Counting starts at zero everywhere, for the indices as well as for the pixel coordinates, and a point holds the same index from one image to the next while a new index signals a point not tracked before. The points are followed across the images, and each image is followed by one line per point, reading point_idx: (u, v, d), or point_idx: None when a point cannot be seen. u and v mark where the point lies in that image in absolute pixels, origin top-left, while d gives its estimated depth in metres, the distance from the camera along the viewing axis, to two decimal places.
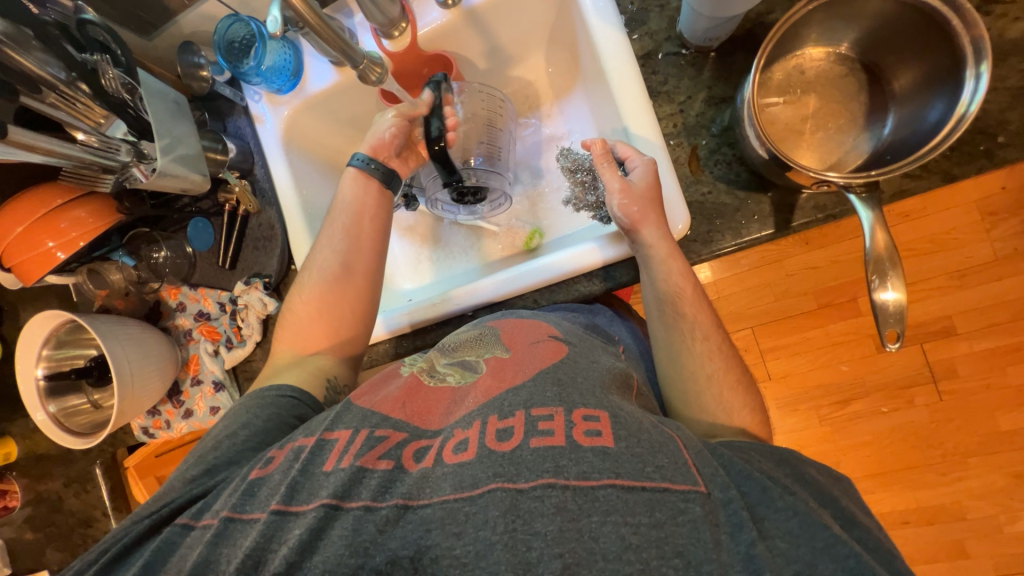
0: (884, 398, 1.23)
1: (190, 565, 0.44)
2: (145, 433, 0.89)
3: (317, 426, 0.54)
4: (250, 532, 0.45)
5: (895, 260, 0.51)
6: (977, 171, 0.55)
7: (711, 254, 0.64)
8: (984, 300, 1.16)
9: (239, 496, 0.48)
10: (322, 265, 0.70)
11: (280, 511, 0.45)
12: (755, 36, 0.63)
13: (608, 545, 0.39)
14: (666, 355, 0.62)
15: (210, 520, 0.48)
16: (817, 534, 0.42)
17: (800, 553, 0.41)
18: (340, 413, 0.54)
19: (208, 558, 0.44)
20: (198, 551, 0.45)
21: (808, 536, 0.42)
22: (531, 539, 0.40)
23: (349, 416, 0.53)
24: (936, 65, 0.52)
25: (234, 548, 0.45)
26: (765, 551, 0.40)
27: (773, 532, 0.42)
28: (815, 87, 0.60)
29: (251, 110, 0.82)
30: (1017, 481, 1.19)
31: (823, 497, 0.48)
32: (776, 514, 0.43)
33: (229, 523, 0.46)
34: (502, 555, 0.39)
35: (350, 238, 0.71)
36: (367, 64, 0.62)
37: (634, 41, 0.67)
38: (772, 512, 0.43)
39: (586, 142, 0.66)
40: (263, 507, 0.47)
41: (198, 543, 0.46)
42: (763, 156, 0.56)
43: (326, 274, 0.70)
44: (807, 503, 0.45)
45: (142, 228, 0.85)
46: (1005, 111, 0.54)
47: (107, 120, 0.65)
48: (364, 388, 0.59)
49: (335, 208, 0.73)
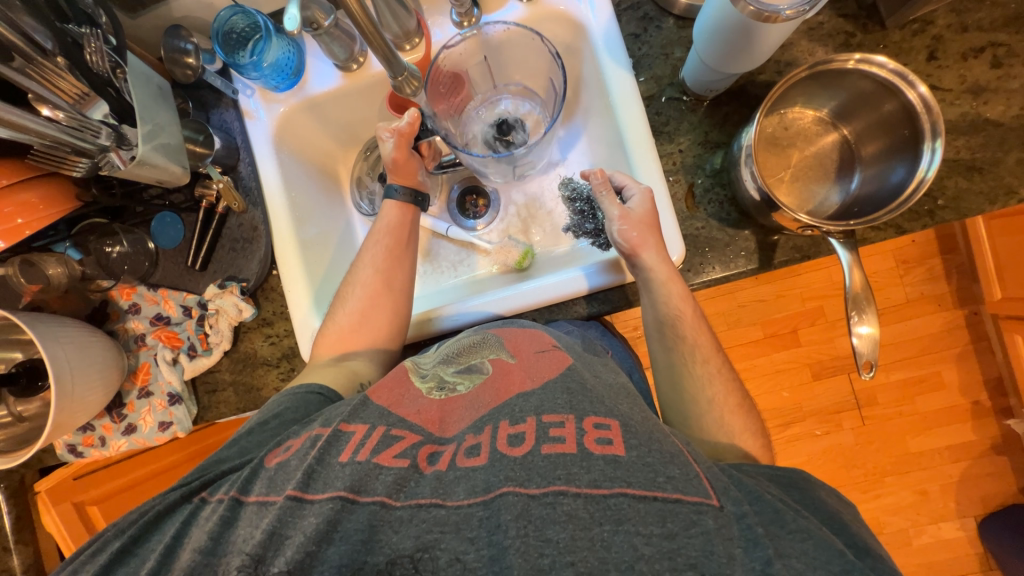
0: (818, 422, 1.35)
1: (199, 544, 0.43)
2: (70, 451, 0.77)
3: (335, 417, 0.52)
4: (267, 515, 0.43)
5: (868, 298, 0.59)
6: (922, 227, 0.63)
7: (700, 281, 0.69)
8: (900, 336, 1.33)
9: (244, 479, 0.48)
10: (364, 279, 0.73)
11: (296, 497, 0.43)
12: (746, 92, 0.70)
13: (620, 555, 0.38)
14: (669, 377, 0.66)
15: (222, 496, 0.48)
16: (833, 558, 0.41)
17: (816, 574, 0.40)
18: (356, 407, 0.53)
19: (220, 540, 0.43)
20: (207, 532, 0.44)
21: (824, 558, 0.41)
22: (542, 545, 0.38)
23: (368, 411, 0.52)
24: (898, 137, 0.61)
25: (244, 532, 0.43)
26: (781, 567, 0.39)
27: (790, 551, 0.41)
28: (796, 142, 0.68)
29: (242, 104, 0.78)
30: (925, 498, 1.34)
31: (833, 523, 0.48)
32: (790, 534, 0.42)
33: (238, 507, 0.45)
34: (514, 559, 0.38)
35: (394, 265, 0.73)
36: (406, 77, 0.62)
37: (641, 82, 0.73)
38: (786, 532, 0.43)
39: (585, 171, 0.68)
40: (280, 491, 0.45)
41: (208, 524, 0.45)
42: (754, 197, 0.62)
43: (374, 325, 0.71)
44: (818, 526, 0.45)
45: (98, 220, 0.77)
46: (944, 178, 0.64)
47: (87, 99, 0.60)
48: (381, 383, 0.58)
49: (373, 231, 0.76)
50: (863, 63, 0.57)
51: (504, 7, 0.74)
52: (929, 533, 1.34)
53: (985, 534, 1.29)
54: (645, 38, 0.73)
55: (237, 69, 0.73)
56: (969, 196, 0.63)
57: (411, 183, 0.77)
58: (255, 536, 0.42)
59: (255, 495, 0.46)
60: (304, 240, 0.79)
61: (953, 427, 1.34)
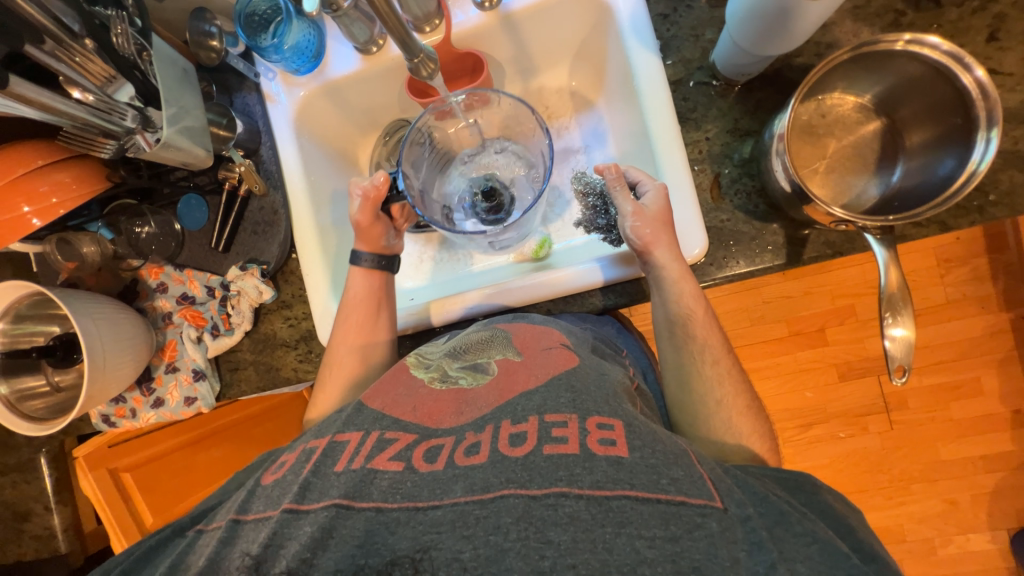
0: (842, 425, 1.30)
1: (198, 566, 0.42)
2: (104, 421, 0.81)
3: (328, 428, 0.52)
4: (263, 528, 0.43)
5: (905, 298, 0.55)
6: (970, 224, 0.59)
7: (724, 276, 0.67)
8: (934, 339, 1.26)
9: (243, 499, 0.47)
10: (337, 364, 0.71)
11: (291, 509, 0.43)
12: (782, 76, 0.65)
13: (623, 557, 0.37)
14: (677, 379, 0.64)
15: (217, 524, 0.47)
16: (839, 565, 0.40)
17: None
18: (350, 415, 0.52)
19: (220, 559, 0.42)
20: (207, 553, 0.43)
21: (831, 564, 0.39)
22: (544, 547, 0.38)
23: (361, 418, 0.51)
24: (949, 126, 0.56)
25: (242, 547, 0.42)
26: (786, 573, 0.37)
27: (795, 555, 0.39)
28: (835, 130, 0.64)
29: (264, 87, 0.78)
30: (954, 508, 1.28)
31: (840, 528, 0.46)
32: (795, 538, 0.41)
33: (236, 527, 0.45)
34: (516, 562, 0.37)
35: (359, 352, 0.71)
36: (422, 58, 0.61)
37: (669, 66, 0.69)
38: (791, 536, 0.41)
39: (600, 165, 0.67)
40: (275, 505, 0.45)
41: (205, 549, 0.43)
42: (785, 189, 0.59)
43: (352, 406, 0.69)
44: (824, 530, 0.43)
45: (128, 201, 0.80)
46: (997, 172, 0.59)
47: (113, 82, 0.61)
48: (375, 389, 0.56)
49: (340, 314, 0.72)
50: (913, 44, 0.53)
51: None
52: (956, 544, 1.29)
53: (1017, 548, 1.23)
54: (675, 18, 0.70)
55: (259, 51, 0.74)
56: None
57: (376, 249, 0.75)
58: (251, 551, 0.41)
59: (254, 513, 0.45)
60: (323, 225, 0.80)
61: (988, 436, 1.27)
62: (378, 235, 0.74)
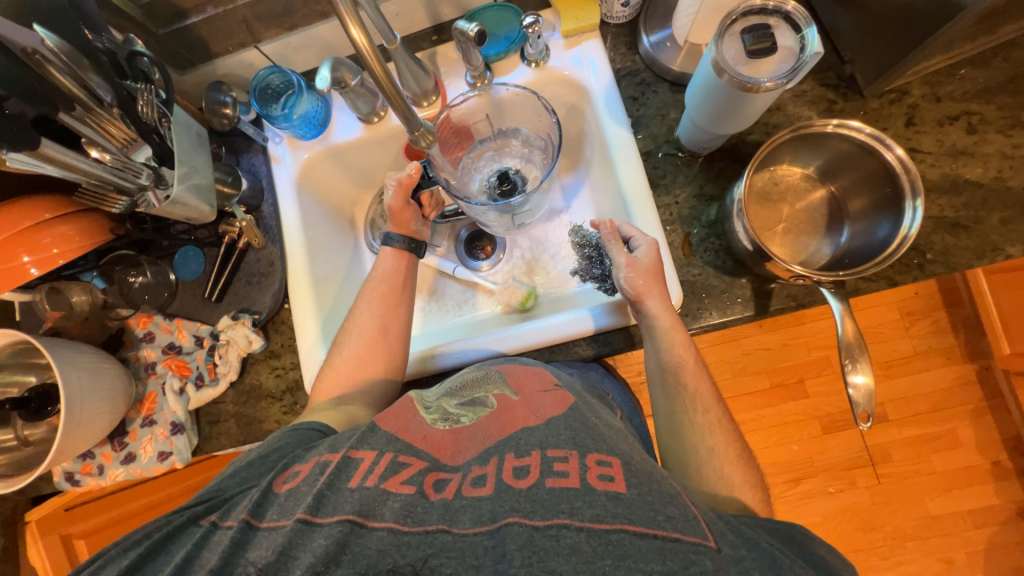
0: (830, 478, 1.30)
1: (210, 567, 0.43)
2: (67, 479, 0.77)
3: (342, 444, 0.52)
4: (275, 538, 0.44)
5: (861, 347, 0.60)
6: (913, 279, 0.65)
7: (700, 327, 0.71)
8: (907, 390, 1.31)
9: (254, 503, 0.47)
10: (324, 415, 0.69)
11: (305, 520, 0.43)
12: (738, 150, 0.74)
13: None
14: (667, 424, 0.66)
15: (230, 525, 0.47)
16: None
17: None
18: None
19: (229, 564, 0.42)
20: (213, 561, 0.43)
21: None
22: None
23: (375, 438, 0.51)
24: (881, 194, 0.64)
25: (253, 557, 0.43)
26: None
27: None
28: (787, 196, 0.72)
29: (271, 150, 0.84)
30: (949, 567, 1.26)
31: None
32: None
33: (248, 531, 0.45)
34: None
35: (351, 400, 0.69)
36: (421, 133, 0.67)
37: (639, 139, 0.78)
38: None
39: (596, 221, 0.71)
40: (288, 514, 0.45)
41: (210, 558, 0.44)
42: (747, 247, 0.65)
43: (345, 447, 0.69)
44: None
45: (125, 252, 0.82)
46: (930, 234, 0.66)
47: (132, 144, 0.66)
48: (391, 411, 0.57)
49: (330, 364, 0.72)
50: (841, 128, 0.62)
51: (514, 71, 0.82)
52: None
53: None
54: (643, 100, 0.80)
55: (269, 120, 0.81)
56: (956, 251, 0.66)
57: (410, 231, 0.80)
58: (260, 560, 0.42)
59: (267, 520, 0.46)
60: (317, 276, 0.83)
61: (972, 488, 1.28)
62: (411, 218, 0.79)
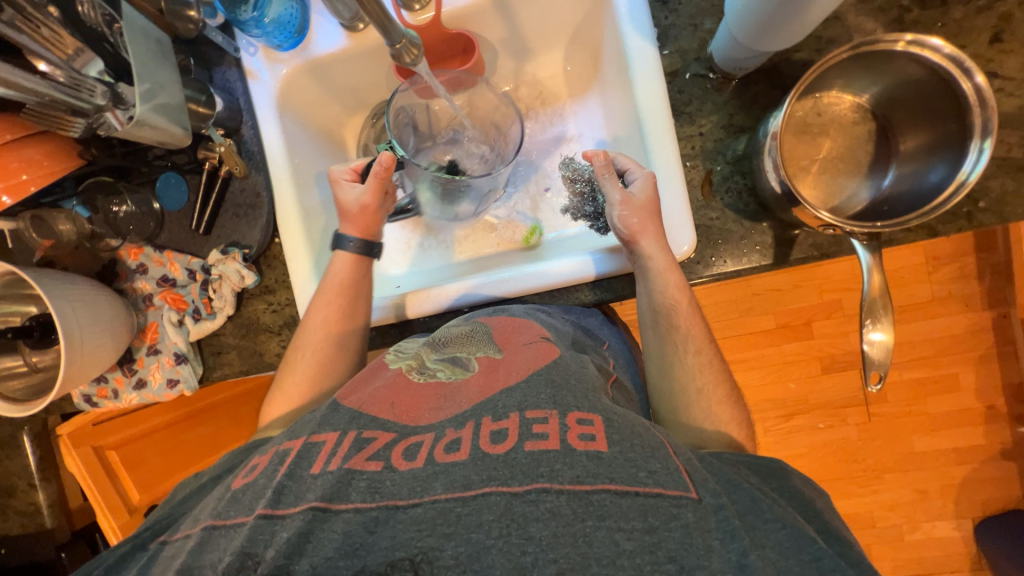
0: (822, 415, 1.33)
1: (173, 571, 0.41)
2: (87, 401, 0.80)
3: (303, 429, 0.52)
4: (237, 535, 0.42)
5: (885, 304, 0.55)
6: (957, 230, 0.59)
7: (710, 275, 0.66)
8: (918, 334, 1.28)
9: (225, 504, 0.46)
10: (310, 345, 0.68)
11: (265, 515, 0.42)
12: (779, 71, 0.64)
13: (602, 550, 0.37)
14: (657, 365, 0.64)
15: (188, 531, 0.45)
16: (804, 547, 0.41)
17: (789, 564, 0.39)
18: (326, 416, 0.52)
19: (193, 564, 0.41)
20: (181, 559, 0.42)
21: (796, 548, 0.41)
22: (525, 543, 0.38)
23: (336, 418, 0.51)
24: (944, 130, 0.55)
25: (214, 554, 0.41)
26: (756, 560, 0.38)
27: (765, 542, 0.40)
28: (831, 129, 0.63)
29: (245, 62, 0.75)
30: (924, 497, 1.33)
31: (807, 510, 0.47)
32: (765, 524, 0.42)
33: (210, 533, 0.43)
34: (497, 558, 0.37)
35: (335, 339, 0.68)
36: (404, 45, 0.58)
37: (665, 56, 0.67)
38: (761, 522, 0.42)
39: (588, 152, 0.66)
40: (249, 510, 0.44)
41: (181, 550, 0.43)
42: (775, 189, 0.58)
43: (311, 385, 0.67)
44: (793, 516, 0.44)
45: (104, 179, 0.78)
46: (988, 178, 0.58)
47: (80, 54, 0.58)
48: (350, 386, 0.56)
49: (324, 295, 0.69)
50: (914, 45, 0.52)
51: None
52: (923, 530, 1.33)
53: (981, 536, 1.28)
54: (673, 5, 0.67)
55: (238, 25, 0.70)
56: (1014, 198, 0.58)
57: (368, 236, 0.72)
58: (222, 560, 0.40)
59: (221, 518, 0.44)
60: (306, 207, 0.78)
61: (962, 430, 1.30)
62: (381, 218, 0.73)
